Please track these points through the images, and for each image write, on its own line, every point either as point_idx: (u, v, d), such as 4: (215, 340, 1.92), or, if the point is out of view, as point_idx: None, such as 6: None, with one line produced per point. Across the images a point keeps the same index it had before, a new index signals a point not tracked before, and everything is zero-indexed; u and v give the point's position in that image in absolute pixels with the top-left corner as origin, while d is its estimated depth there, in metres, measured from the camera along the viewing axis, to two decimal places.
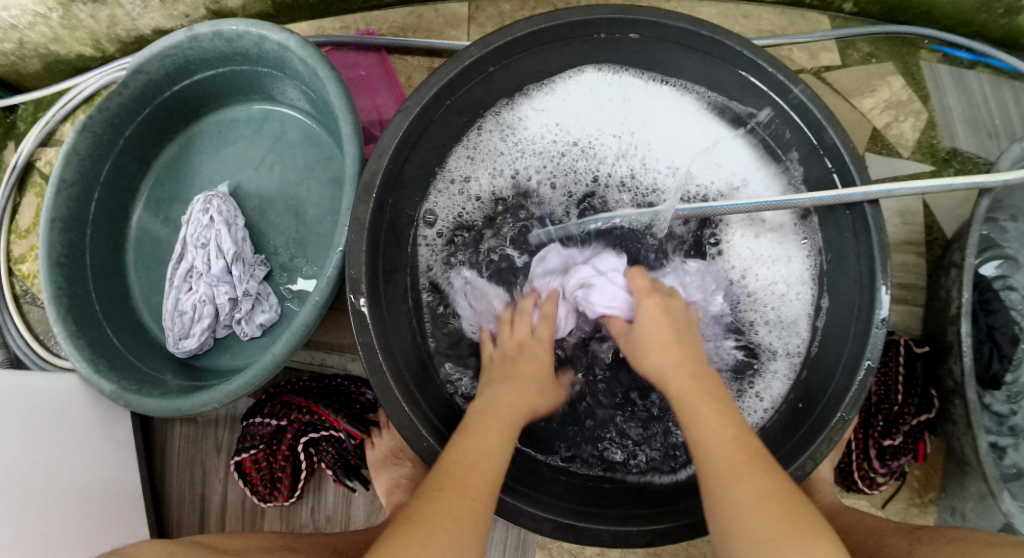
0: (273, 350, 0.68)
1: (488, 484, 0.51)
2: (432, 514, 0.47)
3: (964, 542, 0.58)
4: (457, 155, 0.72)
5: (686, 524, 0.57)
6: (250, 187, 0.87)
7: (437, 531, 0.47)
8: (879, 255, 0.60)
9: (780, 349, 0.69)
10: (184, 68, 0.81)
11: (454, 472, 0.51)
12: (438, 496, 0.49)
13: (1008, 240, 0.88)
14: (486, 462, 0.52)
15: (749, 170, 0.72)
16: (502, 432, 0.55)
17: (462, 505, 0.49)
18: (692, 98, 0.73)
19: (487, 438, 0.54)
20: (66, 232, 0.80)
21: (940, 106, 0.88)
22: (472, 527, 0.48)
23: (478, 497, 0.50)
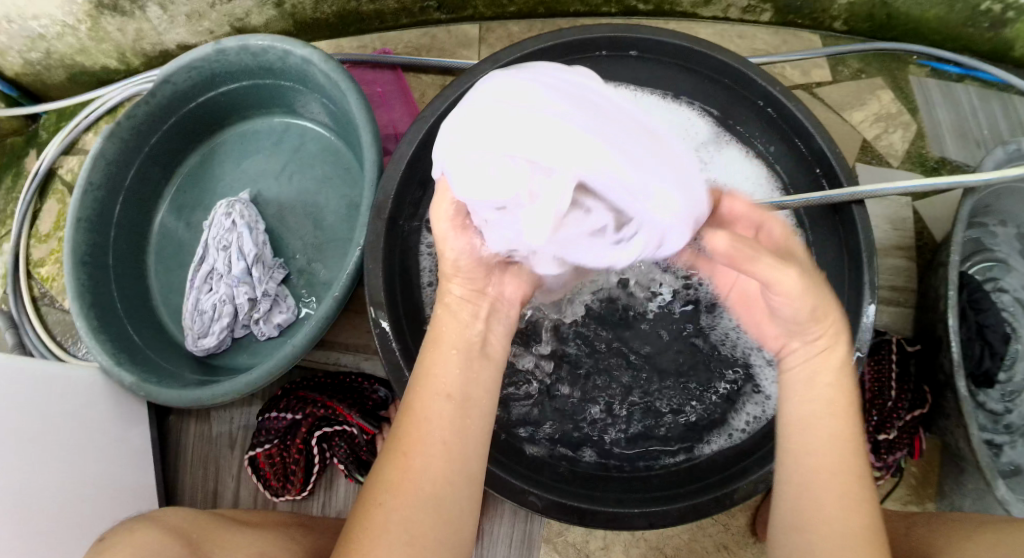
0: (293, 343, 0.72)
1: (426, 433, 0.52)
2: (379, 484, 0.51)
3: (955, 524, 0.61)
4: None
5: (684, 506, 0.60)
6: (270, 195, 0.91)
7: (375, 503, 0.50)
8: (866, 254, 0.64)
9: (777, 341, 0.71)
10: (208, 80, 0.85)
11: (397, 433, 0.53)
12: (386, 461, 0.52)
13: (998, 245, 0.92)
14: (426, 409, 0.53)
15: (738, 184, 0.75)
16: (444, 367, 0.55)
17: (398, 467, 0.51)
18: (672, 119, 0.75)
19: (428, 376, 0.54)
20: (91, 232, 0.84)
21: (929, 119, 0.92)
22: (413, 489, 0.50)
23: (419, 450, 0.51)
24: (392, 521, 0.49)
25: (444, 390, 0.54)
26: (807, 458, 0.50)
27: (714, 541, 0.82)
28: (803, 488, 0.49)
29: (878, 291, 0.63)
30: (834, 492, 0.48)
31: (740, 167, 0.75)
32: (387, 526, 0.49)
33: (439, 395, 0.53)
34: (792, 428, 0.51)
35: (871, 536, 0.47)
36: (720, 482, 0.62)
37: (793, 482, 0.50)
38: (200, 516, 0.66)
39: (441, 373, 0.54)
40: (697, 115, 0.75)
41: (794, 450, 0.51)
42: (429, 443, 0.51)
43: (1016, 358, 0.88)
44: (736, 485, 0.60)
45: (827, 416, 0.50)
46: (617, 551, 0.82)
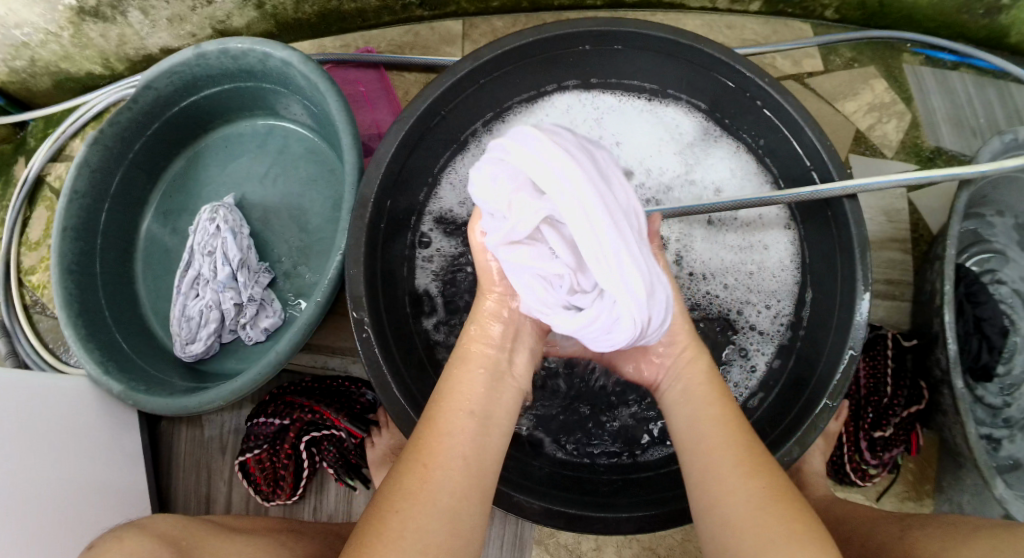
0: (277, 350, 0.70)
1: (450, 448, 0.52)
2: (393, 490, 0.50)
3: (952, 526, 0.59)
4: (445, 187, 0.75)
5: (673, 509, 0.59)
6: (254, 198, 0.90)
7: (388, 511, 0.48)
8: (858, 249, 0.62)
9: (761, 328, 0.73)
10: (191, 84, 0.84)
11: (416, 441, 0.53)
12: (401, 467, 0.51)
13: (995, 235, 0.90)
14: (448, 422, 0.53)
15: (723, 179, 0.76)
16: (470, 387, 0.56)
17: (417, 476, 0.50)
18: (662, 119, 0.77)
19: (454, 391, 0.56)
20: (77, 241, 0.83)
21: (924, 108, 0.90)
22: (432, 499, 0.49)
23: (438, 459, 0.51)
24: (407, 530, 0.47)
25: (466, 406, 0.54)
26: (702, 453, 0.52)
27: None
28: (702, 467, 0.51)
29: (871, 287, 0.62)
30: (732, 472, 0.49)
31: (731, 164, 0.76)
32: (402, 535, 0.47)
33: (462, 411, 0.54)
34: (685, 435, 0.54)
35: (775, 491, 0.48)
36: None
37: (697, 480, 0.51)
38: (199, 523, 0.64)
39: (465, 391, 0.55)
40: (685, 114, 0.77)
41: (693, 453, 0.53)
42: (451, 456, 0.51)
43: (1014, 351, 0.87)
44: None
45: (702, 408, 0.55)
46: (610, 552, 0.81)
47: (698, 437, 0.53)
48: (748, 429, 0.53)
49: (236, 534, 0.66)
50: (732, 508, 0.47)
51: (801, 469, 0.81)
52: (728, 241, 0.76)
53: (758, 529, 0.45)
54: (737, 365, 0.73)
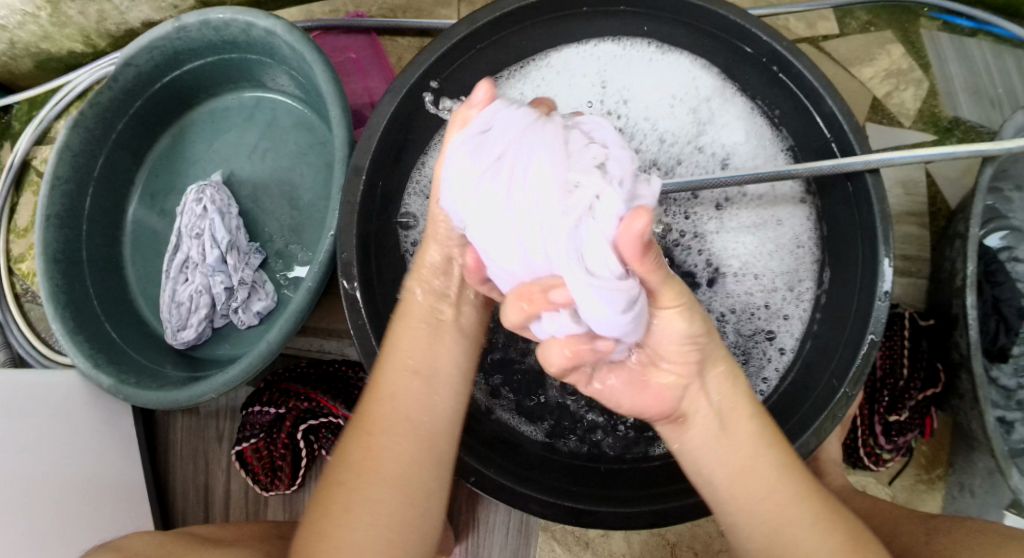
0: (267, 338, 0.66)
1: (391, 409, 0.51)
2: (339, 461, 0.50)
3: (979, 534, 0.57)
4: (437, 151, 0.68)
5: (683, 508, 0.56)
6: (243, 174, 0.86)
7: (334, 482, 0.48)
8: (881, 226, 0.59)
9: (788, 314, 0.69)
10: (172, 59, 0.81)
11: (363, 406, 0.52)
12: (347, 438, 0.51)
13: (1013, 212, 0.87)
14: (390, 384, 0.52)
15: (736, 147, 0.70)
16: (413, 342, 0.54)
17: (360, 443, 0.50)
18: (673, 74, 0.71)
19: (395, 350, 0.54)
20: (62, 229, 0.79)
21: (942, 75, 0.87)
22: (378, 464, 0.48)
23: (380, 427, 0.50)
24: (357, 502, 0.46)
25: (405, 363, 0.53)
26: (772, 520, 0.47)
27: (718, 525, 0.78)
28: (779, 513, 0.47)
29: (894, 265, 0.59)
30: (816, 532, 0.46)
31: (751, 124, 0.70)
32: (351, 509, 0.46)
33: (406, 372, 0.53)
34: (738, 501, 0.49)
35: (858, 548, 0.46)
36: None
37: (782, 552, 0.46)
38: (177, 537, 0.62)
39: (406, 348, 0.54)
40: (699, 68, 0.70)
41: (754, 529, 0.48)
42: (392, 417, 0.50)
43: None
44: None
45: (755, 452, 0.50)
46: (617, 538, 0.79)
47: (763, 483, 0.49)
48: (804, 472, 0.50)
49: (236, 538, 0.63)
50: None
51: (818, 458, 0.75)
52: (741, 221, 0.71)
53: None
54: (766, 348, 0.68)
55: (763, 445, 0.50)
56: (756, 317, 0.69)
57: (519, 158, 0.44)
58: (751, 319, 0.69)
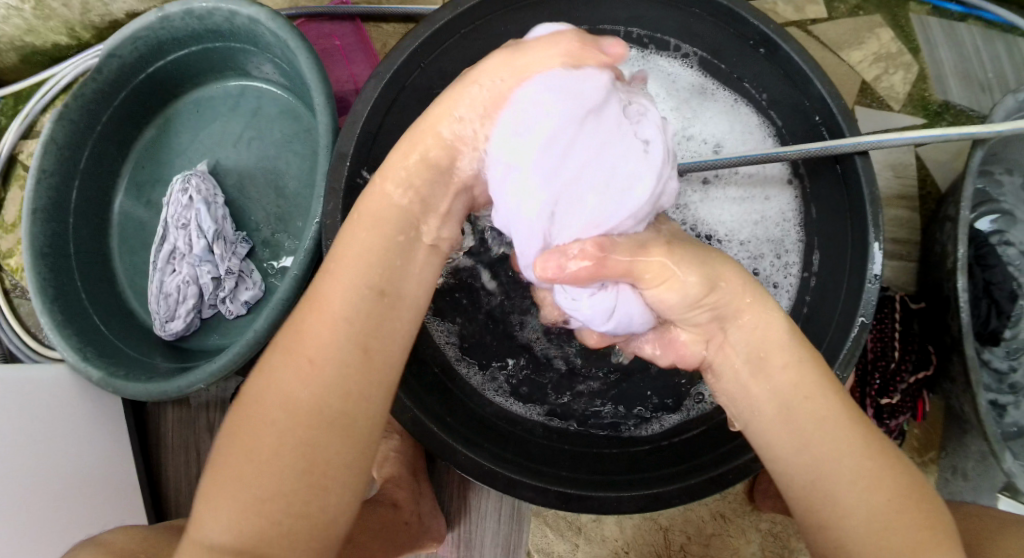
0: (255, 327, 0.66)
1: (335, 335, 0.45)
2: (267, 388, 0.45)
3: (973, 519, 0.58)
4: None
5: (675, 490, 0.56)
6: (229, 163, 0.85)
7: (263, 412, 0.44)
8: (870, 209, 0.59)
9: (776, 283, 0.70)
10: (157, 49, 0.80)
11: (300, 327, 0.46)
12: (278, 360, 0.46)
13: (1004, 195, 0.87)
14: (336, 305, 0.46)
15: (726, 135, 0.72)
16: (364, 256, 0.48)
17: (298, 371, 0.44)
18: (653, 73, 0.73)
19: (347, 263, 0.48)
20: (49, 222, 0.79)
21: (931, 59, 0.86)
22: (319, 402, 0.44)
23: (320, 356, 0.45)
24: (288, 442, 0.43)
25: (357, 281, 0.47)
26: (818, 477, 0.46)
27: (711, 510, 0.78)
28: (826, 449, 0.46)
29: (883, 247, 0.58)
30: (862, 467, 0.45)
31: (729, 118, 0.72)
32: (282, 449, 0.42)
33: (356, 290, 0.47)
34: (787, 434, 0.48)
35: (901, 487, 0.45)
36: (719, 460, 0.57)
37: (826, 510, 0.45)
38: (154, 533, 0.62)
39: (359, 264, 0.48)
40: (677, 66, 0.73)
41: (801, 460, 0.47)
42: (339, 346, 0.45)
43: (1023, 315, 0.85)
44: (734, 463, 0.55)
45: (800, 392, 0.48)
46: (610, 523, 0.79)
47: (807, 421, 0.47)
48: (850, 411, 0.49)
49: None
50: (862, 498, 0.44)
51: None
52: (729, 198, 0.72)
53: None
54: None
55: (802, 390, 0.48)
56: None
57: (580, 153, 0.48)
58: None
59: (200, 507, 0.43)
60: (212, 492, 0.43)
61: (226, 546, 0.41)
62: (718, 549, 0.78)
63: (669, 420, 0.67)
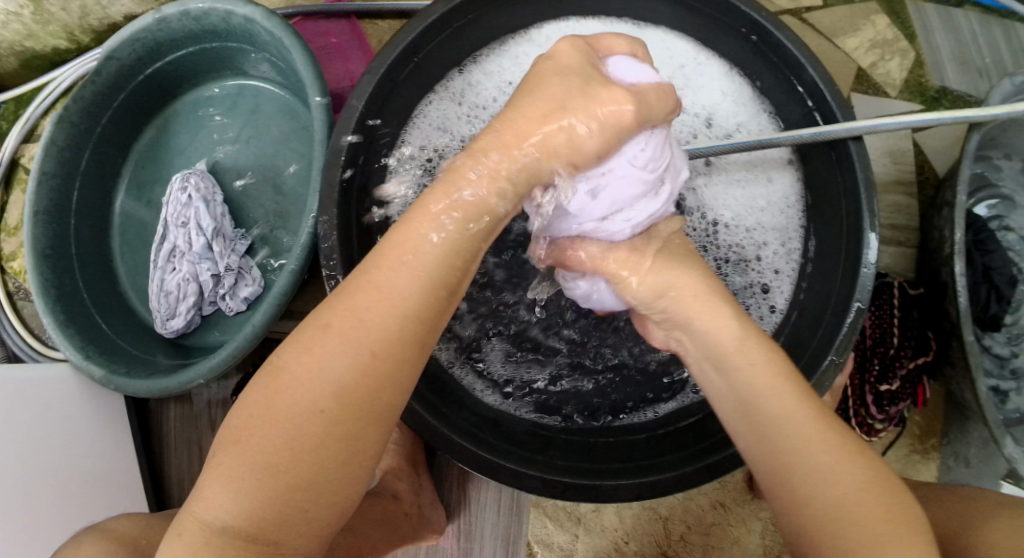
0: (251, 322, 0.67)
1: (394, 329, 0.42)
2: (311, 367, 0.41)
3: (970, 501, 0.58)
4: (415, 128, 0.71)
5: (671, 478, 0.56)
6: (227, 162, 0.86)
7: (305, 396, 0.41)
8: (865, 194, 0.59)
9: (778, 268, 0.70)
10: (155, 51, 0.81)
11: (352, 306, 0.42)
12: (323, 337, 0.42)
13: (1002, 180, 0.87)
14: (397, 295, 0.43)
15: (718, 107, 0.72)
16: (427, 242, 0.44)
17: (356, 363, 0.41)
18: (651, 44, 0.72)
19: (418, 248, 0.44)
20: (51, 224, 0.80)
21: (928, 45, 0.86)
22: (370, 400, 0.42)
23: (379, 351, 0.42)
24: (332, 436, 0.41)
25: (427, 272, 0.44)
26: (782, 467, 0.45)
27: (711, 499, 0.78)
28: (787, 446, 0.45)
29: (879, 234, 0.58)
30: (827, 463, 0.44)
31: (727, 92, 0.71)
32: (325, 440, 0.40)
33: (414, 281, 0.43)
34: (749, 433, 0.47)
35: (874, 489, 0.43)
36: (712, 448, 0.57)
37: (788, 499, 0.44)
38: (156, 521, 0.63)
39: (421, 250, 0.44)
40: (674, 36, 0.71)
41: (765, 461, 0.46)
42: (402, 346, 0.42)
43: None
44: (725, 452, 0.55)
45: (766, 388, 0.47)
46: (609, 513, 0.79)
47: (771, 419, 0.46)
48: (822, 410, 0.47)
49: None
50: (830, 495, 0.43)
51: None
52: (734, 184, 0.72)
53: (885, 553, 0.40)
54: (754, 305, 0.70)
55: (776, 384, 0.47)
56: (746, 275, 0.71)
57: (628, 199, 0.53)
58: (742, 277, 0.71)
59: (210, 477, 0.41)
60: (228, 463, 0.41)
61: (243, 527, 0.39)
62: (719, 538, 0.78)
63: (662, 409, 0.68)
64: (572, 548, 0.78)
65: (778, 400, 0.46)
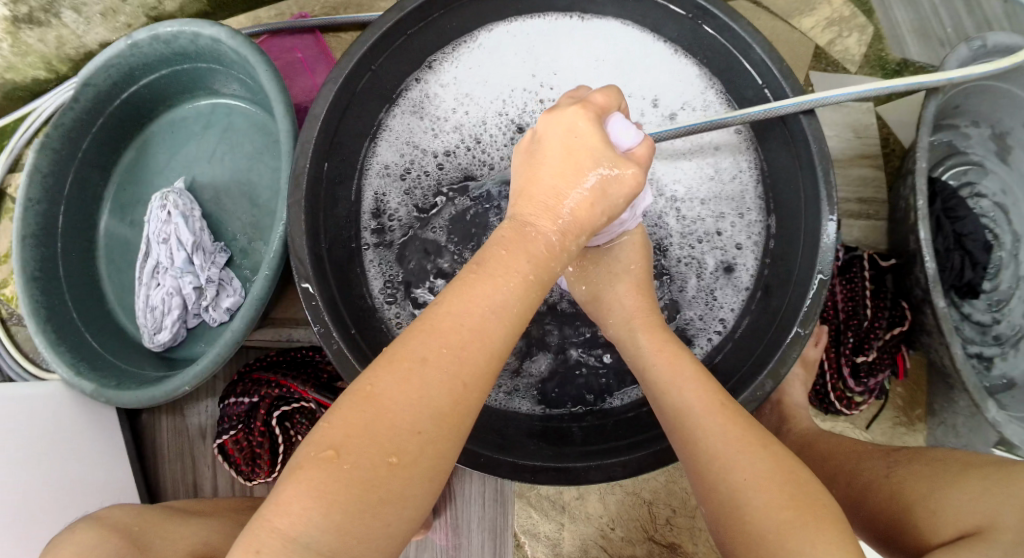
0: (231, 328, 0.69)
1: (484, 363, 0.43)
2: (407, 391, 0.41)
3: (940, 463, 0.59)
4: (382, 142, 0.73)
5: (648, 455, 0.57)
6: (204, 179, 0.88)
7: (399, 419, 0.41)
8: (820, 167, 0.59)
9: (739, 243, 0.71)
10: (129, 75, 0.83)
11: (444, 339, 0.43)
12: (416, 367, 0.42)
13: (971, 147, 0.88)
14: (484, 330, 0.44)
15: (662, 87, 0.73)
16: (512, 284, 0.45)
17: (449, 393, 0.42)
18: (594, 43, 0.75)
19: (503, 290, 0.45)
20: (39, 247, 0.81)
21: (886, 19, 0.87)
22: (457, 424, 0.42)
23: (468, 383, 0.43)
24: (424, 455, 0.41)
25: (511, 315, 0.45)
26: (693, 458, 0.49)
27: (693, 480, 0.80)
28: (697, 437, 0.49)
29: (836, 222, 0.59)
30: (731, 453, 0.47)
31: (672, 78, 0.73)
32: (419, 459, 0.41)
33: (495, 318, 0.44)
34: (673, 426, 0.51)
35: (774, 477, 0.46)
36: None
37: (702, 488, 0.48)
38: (151, 509, 0.66)
39: (501, 291, 0.45)
40: (616, 29, 0.74)
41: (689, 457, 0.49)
42: (487, 379, 0.44)
43: (1000, 265, 0.86)
44: None
45: (689, 386, 0.52)
46: (593, 498, 0.82)
47: (684, 419, 0.50)
48: (733, 406, 0.50)
49: (224, 523, 0.66)
50: (739, 479, 0.46)
51: (782, 401, 0.79)
52: (701, 185, 0.73)
53: (781, 538, 0.43)
54: (719, 293, 0.71)
55: (701, 380, 0.52)
56: (714, 268, 0.71)
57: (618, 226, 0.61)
58: (716, 270, 0.71)
59: (292, 491, 0.39)
60: (312, 474, 0.39)
61: (329, 543, 0.38)
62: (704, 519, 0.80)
63: (634, 394, 0.68)
64: (559, 537, 0.81)
65: (688, 395, 0.51)
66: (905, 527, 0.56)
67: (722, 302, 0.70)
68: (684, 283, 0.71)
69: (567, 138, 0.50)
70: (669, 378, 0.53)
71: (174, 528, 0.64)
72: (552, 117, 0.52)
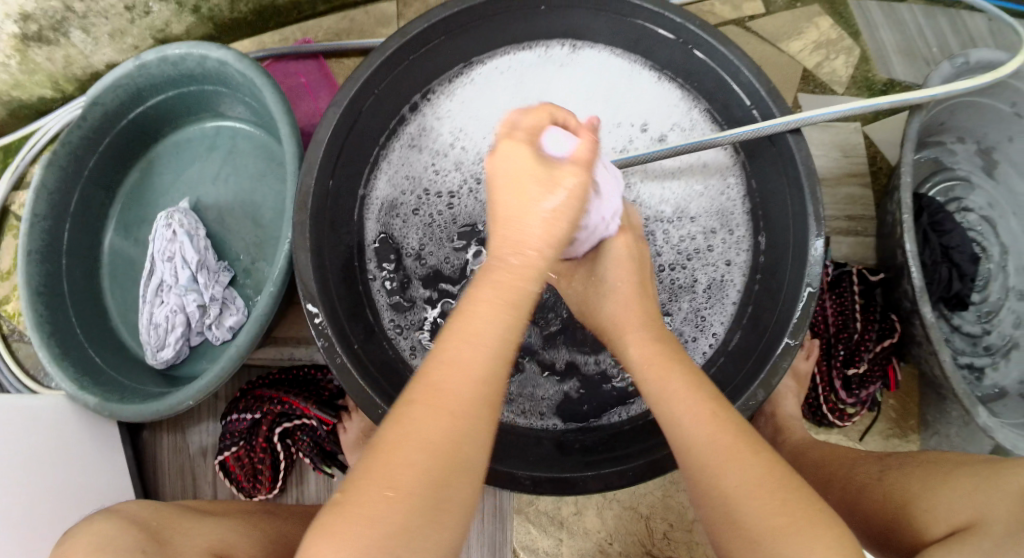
0: (235, 344, 0.71)
1: (467, 390, 0.43)
2: (399, 430, 0.42)
3: (930, 464, 0.61)
4: (381, 176, 0.75)
5: (642, 465, 0.59)
6: (209, 200, 0.90)
7: (393, 456, 0.41)
8: (807, 183, 0.61)
9: (729, 260, 0.74)
10: (136, 96, 0.85)
11: (428, 376, 0.44)
12: (406, 407, 0.43)
13: (957, 163, 0.90)
14: (461, 359, 0.43)
15: (651, 113, 0.77)
16: (488, 311, 0.44)
17: (436, 424, 0.42)
18: (581, 71, 0.78)
19: (473, 319, 0.44)
20: (44, 263, 0.83)
21: (872, 41, 0.90)
22: (454, 452, 0.42)
23: (454, 412, 0.42)
24: (420, 485, 0.41)
25: (488, 339, 0.44)
26: (689, 467, 0.50)
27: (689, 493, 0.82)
28: (692, 444, 0.50)
29: (824, 240, 0.61)
30: (726, 462, 0.48)
31: (662, 101, 0.76)
32: (415, 488, 0.41)
33: (473, 345, 0.44)
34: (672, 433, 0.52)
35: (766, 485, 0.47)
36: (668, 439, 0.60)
37: (697, 492, 0.50)
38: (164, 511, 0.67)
39: (477, 320, 0.44)
40: (605, 55, 0.77)
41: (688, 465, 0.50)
42: (479, 405, 0.43)
43: (987, 278, 0.88)
44: None
45: (679, 400, 0.53)
46: (591, 513, 0.83)
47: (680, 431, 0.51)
48: (729, 416, 0.51)
49: (233, 527, 0.67)
50: (734, 485, 0.47)
51: (775, 414, 0.80)
52: (686, 203, 0.75)
53: (774, 541, 0.45)
54: (708, 310, 0.73)
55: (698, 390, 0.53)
56: (704, 286, 0.74)
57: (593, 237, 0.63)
58: (707, 287, 0.74)
59: (311, 540, 0.41)
60: (327, 521, 0.41)
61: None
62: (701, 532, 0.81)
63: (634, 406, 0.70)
64: (557, 552, 0.82)
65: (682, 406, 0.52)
66: (899, 529, 0.58)
67: (712, 316, 0.73)
68: (675, 301, 0.74)
69: (507, 170, 0.49)
70: (657, 397, 0.54)
71: (192, 519, 0.65)
72: (492, 157, 0.50)
